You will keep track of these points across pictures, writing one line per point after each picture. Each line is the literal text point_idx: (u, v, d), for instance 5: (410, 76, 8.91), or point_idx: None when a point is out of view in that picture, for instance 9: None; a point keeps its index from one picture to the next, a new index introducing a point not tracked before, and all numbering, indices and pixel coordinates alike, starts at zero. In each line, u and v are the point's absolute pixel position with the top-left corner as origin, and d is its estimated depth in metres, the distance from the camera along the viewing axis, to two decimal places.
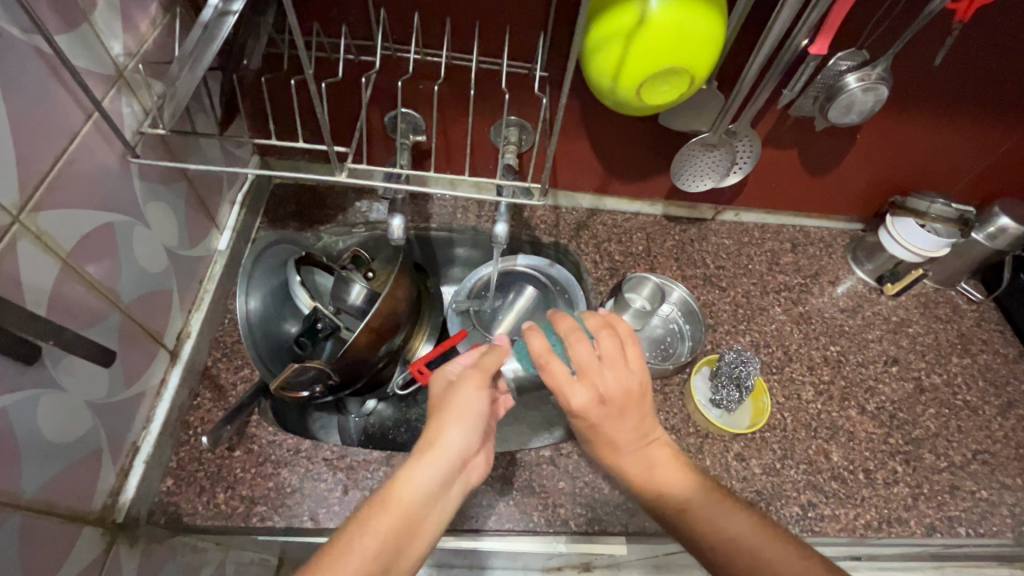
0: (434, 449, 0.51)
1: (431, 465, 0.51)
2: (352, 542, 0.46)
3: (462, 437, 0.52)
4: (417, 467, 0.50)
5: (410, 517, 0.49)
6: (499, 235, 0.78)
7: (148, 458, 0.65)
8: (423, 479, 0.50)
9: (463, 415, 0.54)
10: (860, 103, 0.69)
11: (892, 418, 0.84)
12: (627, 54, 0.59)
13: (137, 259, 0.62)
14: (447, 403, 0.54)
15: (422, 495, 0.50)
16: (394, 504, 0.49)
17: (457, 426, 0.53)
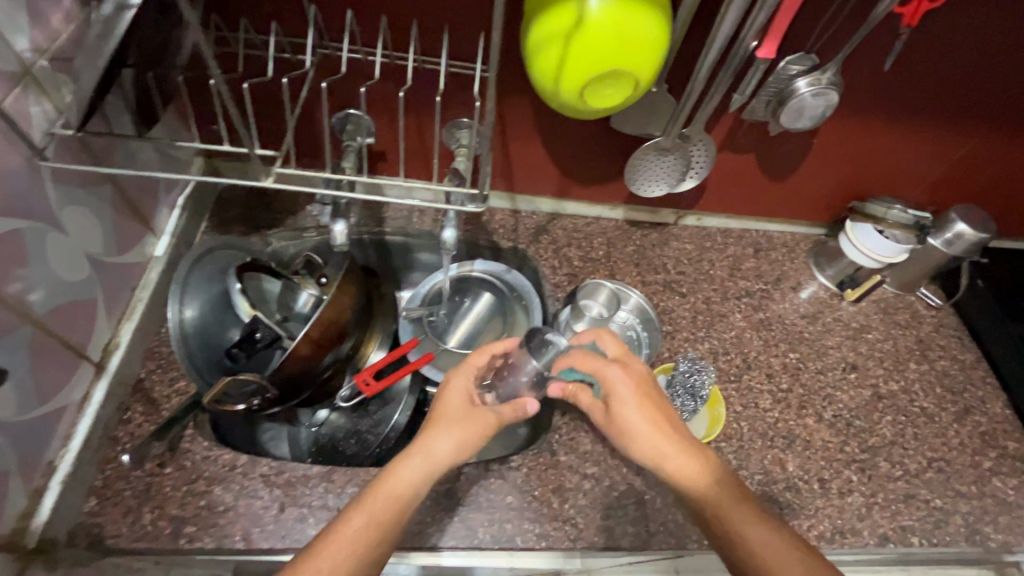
0: (426, 453, 0.59)
1: (422, 464, 0.58)
2: (345, 529, 0.53)
3: (453, 447, 0.60)
4: (408, 467, 0.58)
5: (398, 508, 0.55)
6: (447, 241, 0.75)
7: (67, 478, 0.61)
8: (409, 474, 0.57)
9: (458, 428, 0.61)
10: (811, 108, 0.68)
11: (849, 426, 0.83)
12: (567, 56, 0.57)
13: (55, 269, 0.59)
14: (442, 415, 0.62)
15: (409, 491, 0.56)
16: (388, 495, 0.55)
17: (451, 435, 0.60)
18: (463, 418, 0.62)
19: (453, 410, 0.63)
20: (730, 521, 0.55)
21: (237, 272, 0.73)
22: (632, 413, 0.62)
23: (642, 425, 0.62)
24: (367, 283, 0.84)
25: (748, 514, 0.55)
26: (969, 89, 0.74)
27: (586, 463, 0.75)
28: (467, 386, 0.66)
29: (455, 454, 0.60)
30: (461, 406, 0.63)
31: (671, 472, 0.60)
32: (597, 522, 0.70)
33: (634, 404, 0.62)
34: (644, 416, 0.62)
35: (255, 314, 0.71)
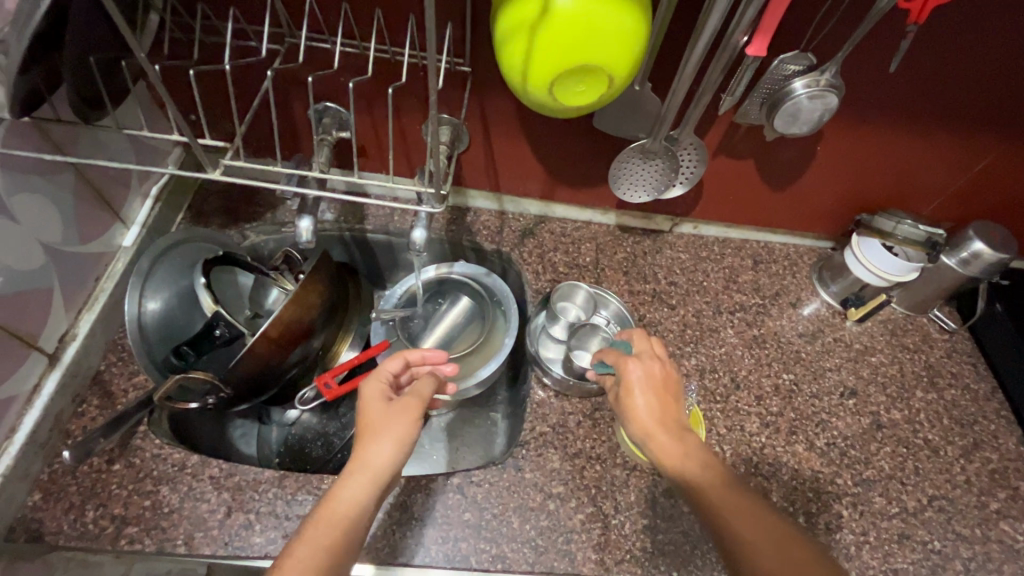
0: (365, 464, 0.54)
1: (362, 476, 0.53)
2: (293, 561, 0.46)
3: (395, 450, 0.55)
4: (351, 482, 0.53)
5: (348, 529, 0.49)
6: (416, 242, 0.72)
7: (9, 471, 0.60)
8: (353, 489, 0.52)
9: (394, 430, 0.57)
10: (806, 112, 0.63)
11: (843, 456, 0.78)
12: (533, 50, 0.53)
13: (3, 257, 0.57)
14: (369, 421, 0.58)
15: (357, 507, 0.51)
16: (335, 517, 0.50)
17: (387, 439, 0.56)
18: (393, 419, 0.58)
19: (378, 414, 0.58)
20: (715, 499, 0.50)
21: (202, 266, 0.71)
22: (638, 399, 0.60)
23: (649, 408, 0.60)
24: (338, 281, 0.81)
25: (729, 492, 0.50)
26: (987, 96, 0.67)
27: (552, 481, 0.71)
28: (382, 385, 0.63)
29: (397, 456, 0.55)
30: (385, 410, 0.59)
31: (666, 451, 0.56)
32: (558, 546, 0.66)
33: (647, 391, 0.61)
34: (652, 403, 0.60)
35: (217, 309, 0.69)
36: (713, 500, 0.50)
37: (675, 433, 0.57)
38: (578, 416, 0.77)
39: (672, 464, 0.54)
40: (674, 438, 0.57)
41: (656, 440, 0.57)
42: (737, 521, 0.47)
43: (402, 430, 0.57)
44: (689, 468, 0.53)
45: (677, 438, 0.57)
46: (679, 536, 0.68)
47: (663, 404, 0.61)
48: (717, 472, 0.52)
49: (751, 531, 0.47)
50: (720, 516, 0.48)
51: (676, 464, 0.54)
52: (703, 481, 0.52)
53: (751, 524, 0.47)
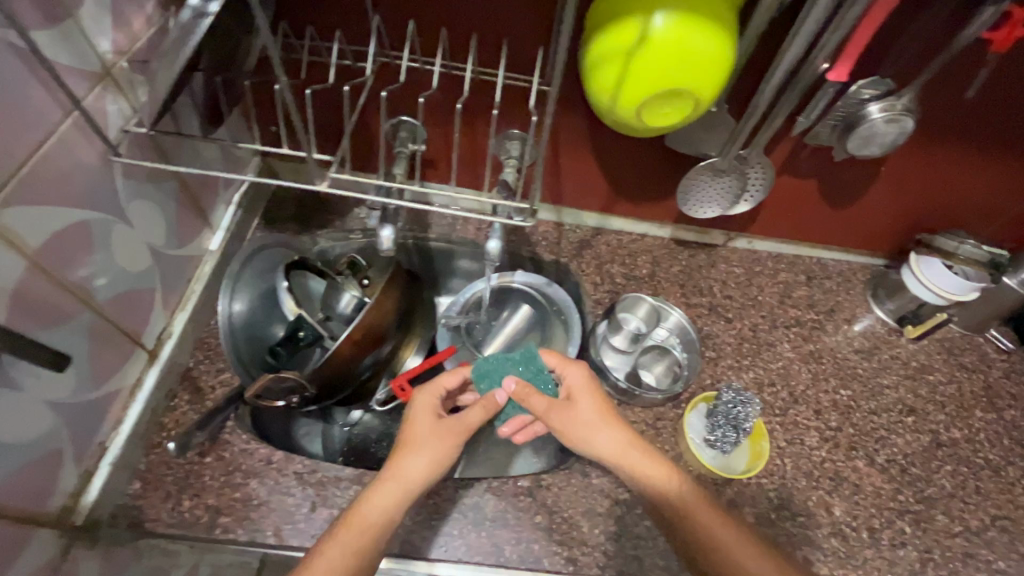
0: (401, 477, 0.58)
1: (393, 491, 0.57)
2: (322, 560, 0.52)
3: (427, 468, 0.59)
4: (384, 491, 0.57)
5: (375, 536, 0.55)
6: (491, 252, 0.75)
7: (115, 461, 0.63)
8: (384, 502, 0.56)
9: (432, 449, 0.60)
10: (880, 135, 0.64)
11: (903, 473, 0.78)
12: (627, 72, 0.55)
13: (119, 259, 0.61)
14: (414, 436, 0.61)
15: (385, 519, 0.56)
16: (365, 524, 0.55)
17: (425, 458, 0.59)
18: (438, 437, 0.61)
19: (424, 430, 0.61)
20: (691, 512, 0.60)
21: (284, 270, 0.75)
22: (587, 410, 0.65)
23: (597, 416, 0.65)
24: (409, 288, 0.85)
25: (696, 501, 0.61)
26: None
27: (618, 488, 0.73)
28: (432, 402, 0.64)
29: (427, 474, 0.59)
30: (431, 428, 0.62)
31: (638, 464, 0.62)
32: (626, 551, 0.68)
33: (586, 395, 0.67)
34: (598, 411, 0.65)
35: (298, 313, 0.73)
36: (688, 512, 0.60)
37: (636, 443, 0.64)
38: (641, 424, 0.78)
39: (645, 474, 0.62)
40: (630, 442, 0.64)
41: (627, 455, 0.63)
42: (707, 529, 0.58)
43: (439, 450, 0.60)
44: (662, 483, 0.61)
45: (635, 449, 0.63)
46: None
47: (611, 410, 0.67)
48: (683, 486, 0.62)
49: (721, 537, 0.58)
50: (696, 525, 0.59)
51: (647, 478, 0.62)
52: (675, 492, 0.61)
53: (716, 530, 0.58)
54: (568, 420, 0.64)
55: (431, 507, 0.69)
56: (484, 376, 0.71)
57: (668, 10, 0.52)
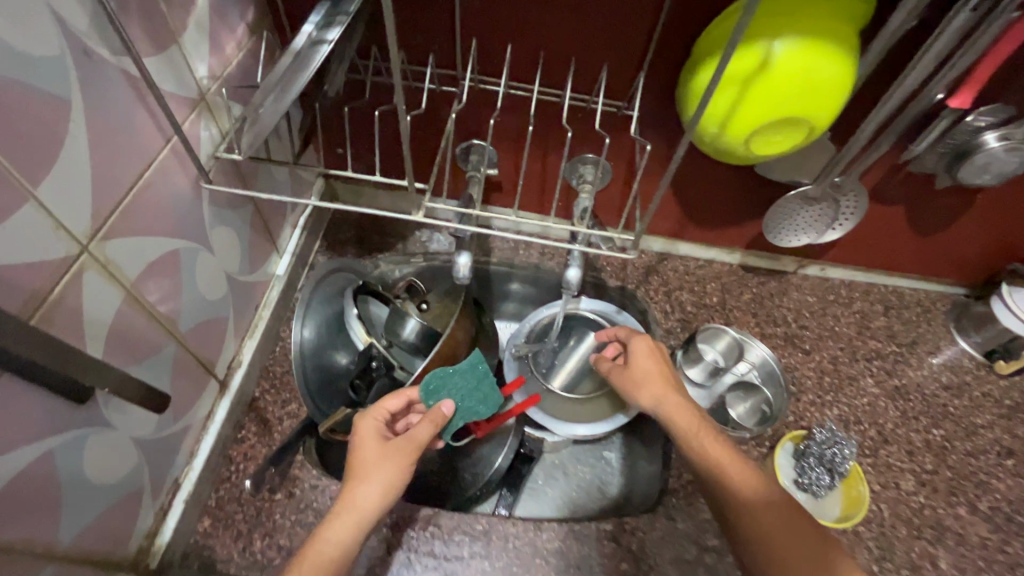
0: (348, 506, 0.54)
1: (347, 523, 0.53)
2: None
3: (378, 492, 0.55)
4: (339, 524, 0.53)
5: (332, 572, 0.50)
6: (571, 280, 0.72)
7: (188, 497, 0.61)
8: (339, 536, 0.52)
9: (383, 473, 0.56)
10: (999, 164, 0.61)
11: (1009, 522, 0.73)
12: (742, 99, 0.53)
13: (201, 287, 0.60)
14: (361, 462, 0.56)
15: (341, 550, 0.51)
16: (319, 560, 0.50)
17: (376, 485, 0.55)
18: (384, 460, 0.57)
19: (369, 455, 0.57)
20: (735, 485, 0.54)
21: (353, 295, 0.72)
22: (644, 369, 0.66)
23: (655, 380, 0.65)
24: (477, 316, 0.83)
25: (749, 475, 0.55)
26: None
27: (706, 532, 0.68)
28: (375, 424, 0.60)
29: (382, 499, 0.55)
30: (378, 451, 0.58)
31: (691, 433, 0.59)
32: None
33: (647, 356, 0.67)
34: (656, 373, 0.65)
35: (371, 341, 0.71)
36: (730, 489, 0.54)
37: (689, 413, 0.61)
38: None
39: (695, 443, 0.58)
40: (682, 407, 0.62)
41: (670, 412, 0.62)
42: (753, 509, 0.52)
43: (391, 476, 0.56)
44: (712, 454, 0.57)
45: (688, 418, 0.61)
46: None
47: (668, 376, 0.65)
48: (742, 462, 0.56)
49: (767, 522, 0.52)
50: (739, 506, 0.53)
51: (698, 446, 0.58)
52: (725, 462, 0.56)
53: (766, 510, 0.52)
54: (625, 382, 0.67)
55: (511, 551, 0.65)
56: (434, 391, 0.68)
57: (790, 35, 0.50)
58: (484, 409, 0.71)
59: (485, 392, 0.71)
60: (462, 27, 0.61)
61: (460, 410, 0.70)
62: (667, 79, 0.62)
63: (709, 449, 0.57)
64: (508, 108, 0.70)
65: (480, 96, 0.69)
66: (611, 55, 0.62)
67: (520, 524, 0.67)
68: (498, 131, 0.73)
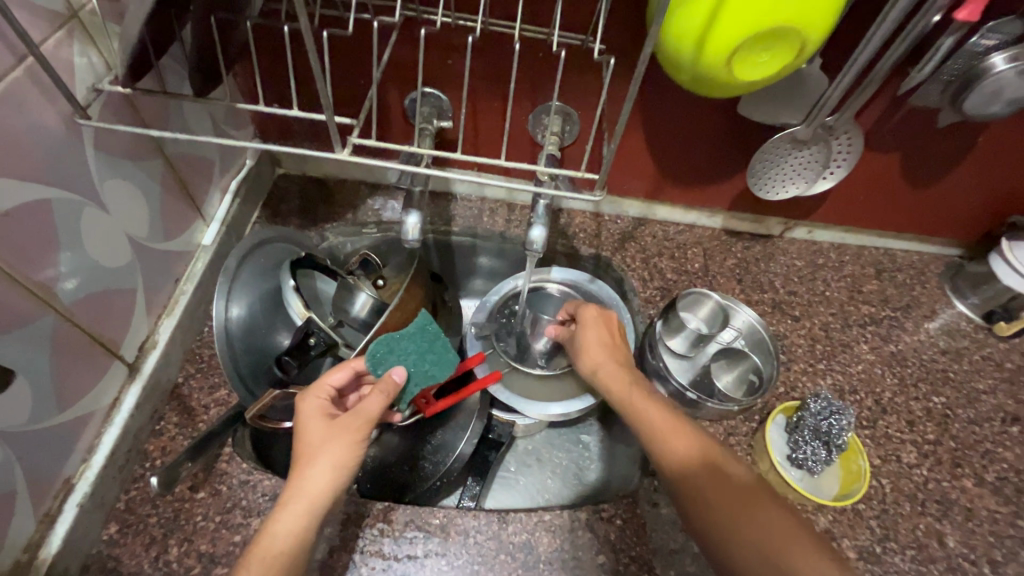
0: (299, 494, 0.47)
1: (298, 511, 0.46)
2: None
3: (332, 472, 0.48)
4: (285, 514, 0.46)
5: (288, 564, 0.45)
6: (535, 241, 0.64)
7: (85, 500, 0.51)
8: (289, 526, 0.46)
9: (334, 453, 0.48)
10: (1012, 89, 0.53)
11: (1019, 493, 0.67)
12: (718, 10, 0.46)
13: (90, 250, 0.50)
14: (305, 445, 0.49)
15: (294, 540, 0.45)
16: (268, 554, 0.44)
17: (326, 465, 0.48)
18: (334, 437, 0.49)
19: (314, 435, 0.49)
20: (679, 457, 0.51)
21: (290, 266, 0.64)
22: (591, 333, 0.64)
23: (604, 351, 0.63)
24: (435, 291, 0.75)
25: (697, 444, 0.51)
26: None
27: None
28: (320, 401, 0.53)
29: (339, 479, 0.48)
30: (323, 431, 0.50)
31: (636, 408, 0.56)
32: None
33: (597, 325, 0.64)
34: (604, 344, 0.63)
35: (308, 316, 0.62)
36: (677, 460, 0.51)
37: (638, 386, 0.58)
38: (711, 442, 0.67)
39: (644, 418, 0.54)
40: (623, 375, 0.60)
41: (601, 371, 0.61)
42: (701, 477, 0.49)
43: (345, 457, 0.49)
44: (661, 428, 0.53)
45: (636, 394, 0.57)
46: None
47: (616, 344, 0.64)
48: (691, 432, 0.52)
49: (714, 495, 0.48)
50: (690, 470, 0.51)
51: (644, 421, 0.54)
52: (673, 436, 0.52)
53: (712, 478, 0.49)
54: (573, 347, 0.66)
55: (472, 547, 0.57)
56: (382, 359, 0.58)
57: None
58: (441, 373, 0.62)
59: (438, 355, 0.62)
60: None
61: (415, 377, 0.60)
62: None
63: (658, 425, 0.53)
64: (458, 45, 0.61)
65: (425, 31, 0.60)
66: None
67: (482, 516, 0.59)
68: (449, 73, 0.65)
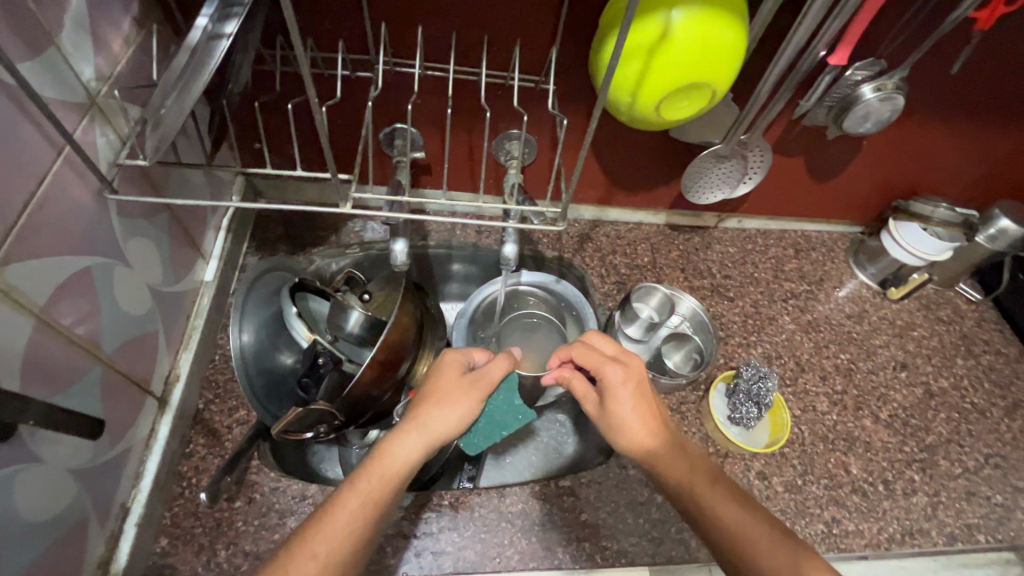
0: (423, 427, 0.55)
1: (421, 441, 0.55)
2: (342, 510, 0.49)
3: (456, 419, 0.57)
4: (407, 441, 0.54)
5: (394, 487, 0.52)
6: (509, 256, 0.74)
7: (140, 520, 0.59)
8: (405, 453, 0.54)
9: (463, 402, 0.58)
10: (875, 113, 0.69)
11: (906, 425, 0.84)
12: (647, 69, 0.56)
13: (121, 303, 0.56)
14: (442, 386, 0.59)
15: (409, 465, 0.53)
16: (386, 471, 0.52)
17: (454, 410, 0.57)
18: (466, 390, 0.59)
19: (451, 384, 0.59)
20: (758, 554, 0.49)
21: (291, 294, 0.70)
22: (623, 397, 0.60)
23: (648, 430, 0.58)
24: (421, 301, 0.82)
25: (749, 520, 0.52)
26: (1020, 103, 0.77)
27: None
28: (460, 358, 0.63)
29: (457, 426, 0.57)
30: (459, 381, 0.60)
31: (705, 499, 0.54)
32: (672, 535, 0.70)
33: (632, 401, 0.59)
34: (643, 417, 0.59)
35: (314, 338, 0.70)
36: (752, 553, 0.49)
37: (696, 471, 0.57)
38: (666, 411, 0.80)
39: (710, 509, 0.53)
40: (672, 455, 0.58)
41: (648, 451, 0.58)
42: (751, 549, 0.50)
43: (468, 404, 0.58)
44: (730, 521, 0.52)
45: (706, 485, 0.55)
46: (778, 514, 0.73)
47: (654, 413, 0.60)
48: (765, 525, 0.51)
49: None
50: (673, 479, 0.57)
51: (715, 515, 0.53)
52: (748, 530, 0.51)
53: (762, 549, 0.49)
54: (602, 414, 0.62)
55: (478, 519, 0.68)
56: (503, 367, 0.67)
57: (686, 6, 0.53)
58: (506, 419, 0.66)
59: (504, 423, 0.66)
60: (370, 9, 0.59)
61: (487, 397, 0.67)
62: (579, 52, 0.64)
63: (733, 522, 0.51)
64: (427, 90, 0.69)
65: (397, 81, 0.68)
66: (523, 30, 0.63)
67: (483, 493, 0.70)
68: (421, 113, 0.73)
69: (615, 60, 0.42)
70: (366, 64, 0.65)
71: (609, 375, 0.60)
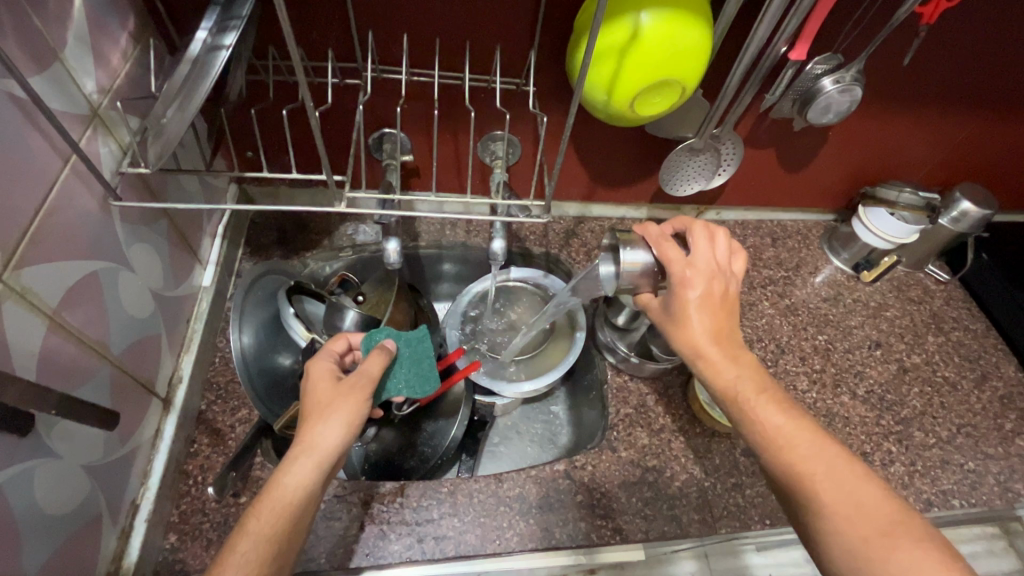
0: (309, 447, 0.53)
1: (309, 463, 0.52)
2: (234, 558, 0.46)
3: (344, 429, 0.55)
4: (297, 466, 0.51)
5: (290, 517, 0.50)
6: (497, 251, 0.77)
7: (149, 516, 0.61)
8: (297, 479, 0.51)
9: (342, 410, 0.56)
10: (836, 104, 0.73)
11: (882, 400, 0.88)
12: (620, 69, 0.59)
13: (126, 307, 0.59)
14: (319, 401, 0.56)
15: (304, 490, 0.51)
16: (278, 506, 0.50)
17: (338, 420, 0.55)
18: (344, 398, 0.57)
19: (326, 395, 0.57)
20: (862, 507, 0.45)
21: (288, 295, 0.72)
22: (696, 305, 0.55)
23: (721, 344, 0.54)
24: (413, 299, 0.85)
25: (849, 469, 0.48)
26: (975, 91, 0.82)
27: (646, 456, 0.77)
28: (330, 366, 0.61)
29: (348, 435, 0.55)
30: (336, 389, 0.58)
31: (796, 451, 0.49)
32: (665, 512, 0.73)
33: (701, 309, 0.55)
34: (714, 332, 0.55)
35: (312, 337, 0.73)
36: (799, 461, 0.48)
37: (749, 379, 0.53)
38: (654, 395, 0.83)
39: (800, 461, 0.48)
40: (732, 366, 0.53)
41: (706, 359, 0.54)
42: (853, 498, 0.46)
43: (353, 411, 0.56)
44: (787, 435, 0.50)
45: (800, 435, 0.50)
46: (765, 488, 0.76)
47: (727, 329, 0.55)
48: (819, 442, 0.49)
49: (832, 493, 0.46)
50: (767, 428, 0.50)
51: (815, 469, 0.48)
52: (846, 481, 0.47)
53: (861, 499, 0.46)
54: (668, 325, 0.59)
55: (477, 505, 0.71)
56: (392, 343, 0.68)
57: (653, 9, 0.57)
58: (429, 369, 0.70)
59: (423, 363, 0.70)
60: (358, 22, 0.63)
61: (400, 366, 0.68)
62: (556, 54, 0.68)
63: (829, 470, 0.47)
64: (413, 94, 0.72)
65: (385, 86, 0.71)
66: (503, 36, 0.66)
67: (481, 480, 0.73)
68: (408, 117, 0.76)
69: (587, 59, 0.46)
70: (355, 72, 0.69)
71: (689, 287, 0.56)
